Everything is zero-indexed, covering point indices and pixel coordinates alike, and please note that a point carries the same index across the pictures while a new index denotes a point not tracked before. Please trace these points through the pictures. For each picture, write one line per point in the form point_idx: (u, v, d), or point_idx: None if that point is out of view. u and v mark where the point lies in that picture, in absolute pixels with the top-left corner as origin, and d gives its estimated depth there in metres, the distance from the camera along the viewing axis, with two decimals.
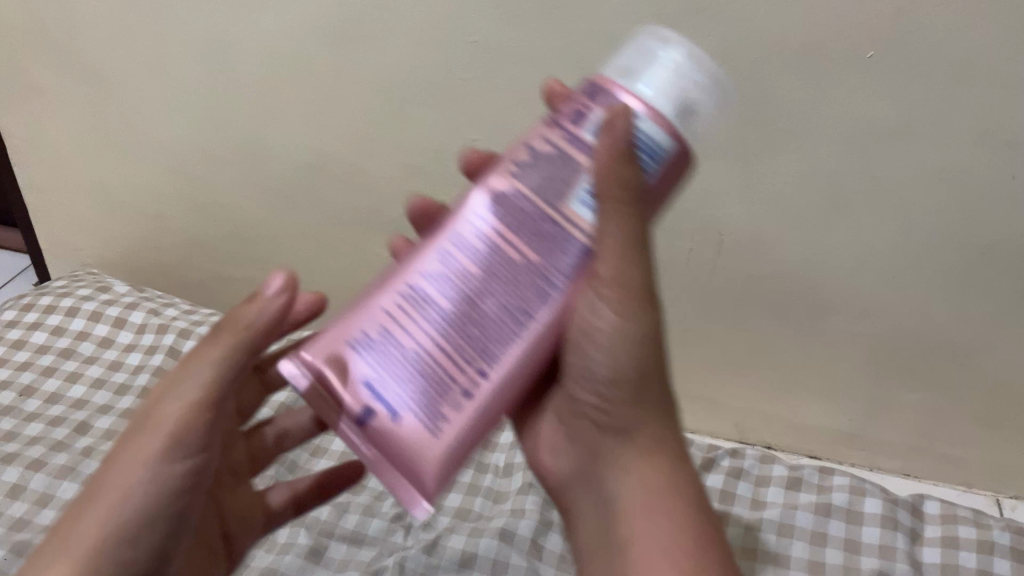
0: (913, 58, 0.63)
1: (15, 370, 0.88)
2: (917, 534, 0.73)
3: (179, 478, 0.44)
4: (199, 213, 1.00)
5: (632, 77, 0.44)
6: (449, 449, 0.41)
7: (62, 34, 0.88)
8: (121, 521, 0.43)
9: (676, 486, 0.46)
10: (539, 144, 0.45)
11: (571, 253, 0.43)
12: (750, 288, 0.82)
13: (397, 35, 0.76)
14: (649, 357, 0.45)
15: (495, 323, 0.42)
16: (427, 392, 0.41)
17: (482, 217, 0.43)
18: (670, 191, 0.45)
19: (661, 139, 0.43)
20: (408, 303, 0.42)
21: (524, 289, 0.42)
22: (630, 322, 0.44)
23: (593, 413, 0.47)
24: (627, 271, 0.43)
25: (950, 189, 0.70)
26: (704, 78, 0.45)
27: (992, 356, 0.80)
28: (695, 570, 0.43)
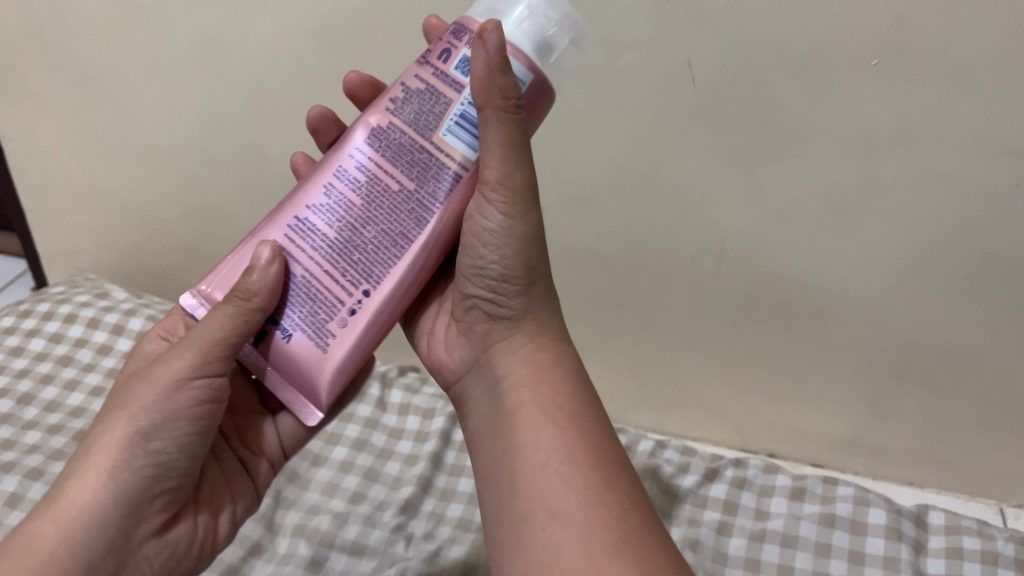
0: (916, 64, 0.63)
1: (14, 377, 0.87)
2: (921, 545, 0.73)
3: (189, 408, 0.50)
4: (196, 217, 0.99)
5: (497, 14, 0.46)
6: (338, 359, 0.47)
7: (59, 38, 0.87)
8: (131, 443, 0.49)
9: (557, 368, 0.49)
10: (411, 81, 0.48)
11: (445, 182, 0.47)
12: (752, 294, 0.82)
13: (396, 39, 0.75)
14: (535, 253, 0.49)
15: (376, 246, 0.47)
16: (316, 312, 0.47)
17: (361, 151, 0.47)
18: (537, 115, 0.48)
19: (520, 73, 0.45)
20: (299, 232, 0.48)
21: (403, 218, 0.47)
22: (518, 221, 0.48)
23: (485, 306, 0.51)
24: (512, 170, 0.46)
25: (953, 197, 0.69)
26: (556, 15, 0.47)
27: (995, 363, 0.79)
28: (574, 431, 0.46)
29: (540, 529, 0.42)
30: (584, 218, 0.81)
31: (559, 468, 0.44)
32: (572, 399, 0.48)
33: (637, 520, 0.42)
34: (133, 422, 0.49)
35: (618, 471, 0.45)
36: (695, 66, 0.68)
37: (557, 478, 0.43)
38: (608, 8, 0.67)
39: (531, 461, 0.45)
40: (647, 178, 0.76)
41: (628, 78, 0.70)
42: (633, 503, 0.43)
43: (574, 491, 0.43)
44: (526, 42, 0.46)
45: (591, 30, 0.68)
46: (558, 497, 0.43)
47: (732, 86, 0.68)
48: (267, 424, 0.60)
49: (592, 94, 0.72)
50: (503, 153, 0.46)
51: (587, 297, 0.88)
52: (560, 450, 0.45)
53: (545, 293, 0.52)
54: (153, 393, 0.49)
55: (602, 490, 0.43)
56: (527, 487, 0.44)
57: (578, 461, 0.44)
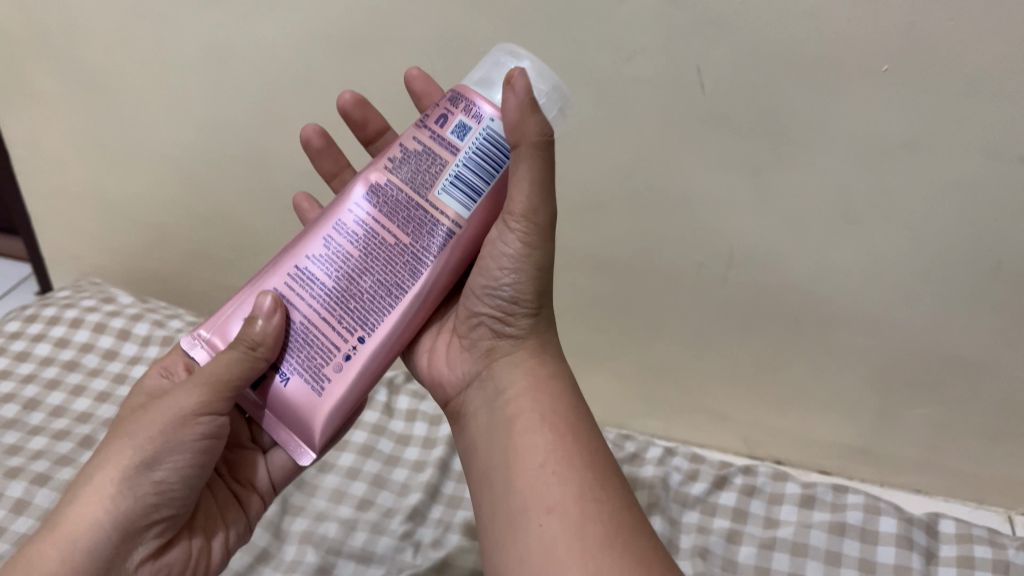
0: (926, 72, 0.63)
1: (20, 382, 0.87)
2: (932, 553, 0.72)
3: (195, 439, 0.50)
4: (202, 222, 0.99)
5: (491, 86, 0.49)
6: (332, 403, 0.49)
7: (65, 43, 0.87)
8: (136, 471, 0.49)
9: (556, 384, 0.53)
10: (410, 143, 0.50)
11: (438, 237, 0.49)
12: (759, 301, 0.81)
13: (403, 45, 0.75)
14: (543, 279, 0.53)
15: (372, 295, 0.49)
16: (313, 357, 0.49)
17: (360, 206, 0.50)
18: None
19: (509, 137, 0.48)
20: (299, 282, 0.50)
21: (398, 269, 0.49)
22: (535, 249, 0.50)
23: (492, 322, 0.54)
24: (539, 205, 0.49)
25: (962, 204, 0.69)
26: (546, 85, 0.49)
27: (1004, 373, 0.79)
28: (574, 439, 0.50)
29: (537, 520, 0.46)
30: (591, 225, 0.81)
31: (556, 467, 0.48)
32: (570, 412, 0.51)
33: (626, 517, 0.46)
34: (138, 452, 0.49)
35: (610, 474, 0.49)
36: (705, 73, 0.68)
37: (553, 475, 0.47)
38: (617, 15, 0.67)
39: (530, 458, 0.48)
40: (655, 186, 0.76)
41: (637, 85, 0.70)
42: (622, 502, 0.47)
43: (569, 487, 0.47)
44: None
45: (601, 37, 0.68)
46: (555, 493, 0.46)
47: (741, 93, 0.68)
48: (258, 459, 0.60)
49: (600, 101, 0.72)
50: (530, 193, 0.48)
51: (594, 304, 0.88)
52: (558, 452, 0.48)
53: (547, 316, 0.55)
54: (159, 425, 0.49)
55: (595, 489, 0.47)
56: (528, 487, 0.47)
57: (575, 462, 0.48)
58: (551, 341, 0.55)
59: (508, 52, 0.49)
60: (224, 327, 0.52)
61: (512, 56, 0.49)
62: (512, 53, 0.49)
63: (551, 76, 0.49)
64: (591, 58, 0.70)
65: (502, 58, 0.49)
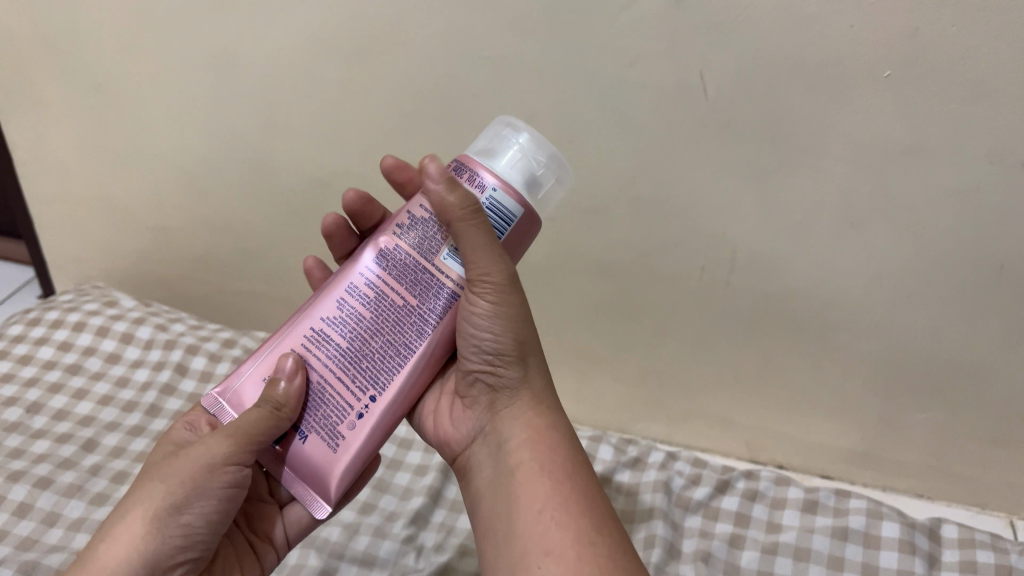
0: (928, 77, 0.63)
1: (22, 385, 0.87)
2: (935, 558, 0.72)
3: (225, 486, 0.49)
4: (204, 226, 0.99)
5: (495, 155, 0.51)
6: (346, 461, 0.49)
7: (68, 47, 0.87)
8: (166, 512, 0.48)
9: (553, 436, 0.52)
10: (416, 209, 0.51)
11: (442, 299, 0.50)
12: (762, 306, 0.82)
13: (406, 50, 0.75)
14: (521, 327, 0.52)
15: (382, 356, 0.50)
16: (327, 417, 0.49)
17: (371, 269, 0.50)
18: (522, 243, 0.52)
19: (512, 207, 0.49)
20: (314, 344, 0.50)
21: (407, 329, 0.50)
22: (510, 297, 0.50)
23: (485, 377, 0.54)
24: (500, 264, 0.49)
25: (965, 209, 0.69)
26: (544, 156, 0.51)
27: (1007, 378, 0.79)
28: (572, 487, 0.49)
29: (536, 566, 0.45)
30: (594, 230, 0.81)
31: (554, 513, 0.47)
32: (569, 459, 0.51)
33: (624, 559, 0.46)
34: (167, 496, 0.48)
35: (607, 519, 0.48)
36: (707, 77, 0.68)
37: (550, 522, 0.47)
38: (619, 20, 0.67)
39: (528, 507, 0.48)
40: (658, 191, 0.76)
41: (640, 90, 0.70)
42: (621, 547, 0.47)
43: (567, 532, 0.46)
44: (519, 181, 0.50)
45: (604, 42, 0.68)
46: (553, 539, 0.46)
47: (744, 98, 0.68)
48: (276, 514, 0.59)
49: (602, 106, 0.72)
50: (488, 256, 0.49)
51: (597, 309, 0.88)
52: (555, 500, 0.48)
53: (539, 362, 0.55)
54: (190, 470, 0.49)
55: (592, 534, 0.46)
56: (526, 537, 0.47)
57: (572, 508, 0.48)
58: (547, 385, 0.55)
59: (507, 124, 0.51)
60: (239, 393, 0.51)
61: (511, 127, 0.51)
62: (511, 124, 0.51)
63: (549, 146, 0.51)
64: (594, 63, 0.70)
65: (501, 128, 0.51)
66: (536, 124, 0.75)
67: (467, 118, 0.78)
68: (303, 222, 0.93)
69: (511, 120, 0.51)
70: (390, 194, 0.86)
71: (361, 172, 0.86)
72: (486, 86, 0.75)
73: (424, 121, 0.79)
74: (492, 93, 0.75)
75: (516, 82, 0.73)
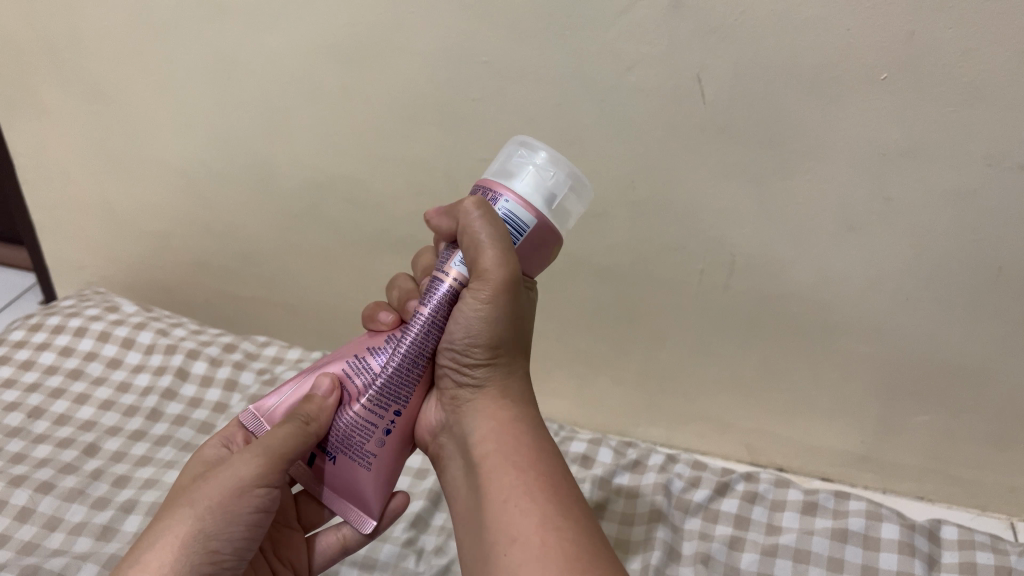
0: (924, 81, 0.63)
1: (25, 391, 0.87)
2: (935, 560, 0.72)
3: (252, 511, 0.49)
4: (205, 232, 0.99)
5: (509, 174, 0.50)
6: (377, 475, 0.51)
7: (70, 54, 0.87)
8: (194, 537, 0.48)
9: (521, 427, 0.51)
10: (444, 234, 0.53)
11: (439, 293, 0.51)
12: (761, 310, 0.82)
13: (405, 55, 0.75)
14: (496, 324, 0.50)
15: (401, 373, 0.50)
16: (355, 437, 0.50)
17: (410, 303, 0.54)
18: (541, 255, 0.51)
19: (526, 220, 0.48)
20: (353, 366, 0.51)
21: (424, 340, 0.51)
22: (493, 293, 0.48)
23: (454, 372, 0.52)
24: (505, 259, 0.48)
25: (963, 212, 0.69)
26: (562, 172, 0.50)
27: (1006, 379, 0.79)
28: (541, 475, 0.47)
29: (502, 554, 0.43)
30: (594, 235, 0.81)
31: (519, 501, 0.46)
32: (534, 450, 0.49)
33: (590, 545, 0.43)
34: (196, 521, 0.48)
35: (574, 503, 0.46)
36: (706, 81, 0.68)
37: (516, 508, 0.45)
38: (616, 25, 0.67)
39: (495, 495, 0.47)
40: (657, 194, 0.76)
41: (639, 94, 0.71)
42: (587, 532, 0.44)
43: (532, 518, 0.44)
44: (534, 195, 0.49)
45: (603, 46, 0.69)
46: (518, 527, 0.44)
47: (743, 102, 0.68)
48: (302, 543, 0.60)
49: (601, 110, 0.73)
50: (492, 249, 0.48)
51: (597, 312, 0.88)
52: (521, 488, 0.46)
53: (512, 356, 0.53)
54: (218, 494, 0.49)
55: (557, 519, 0.44)
56: (492, 526, 0.46)
57: (537, 495, 0.46)
58: (523, 378, 0.54)
59: (522, 144, 0.51)
60: (275, 416, 0.53)
61: (524, 145, 0.51)
62: (524, 143, 0.51)
63: (567, 163, 0.50)
64: (593, 68, 0.70)
65: (515, 148, 0.51)
66: (535, 128, 0.76)
67: (466, 123, 0.78)
68: (304, 228, 0.94)
69: (524, 139, 0.51)
70: (390, 200, 0.87)
71: (361, 177, 0.86)
72: (484, 90, 0.75)
73: (422, 125, 0.80)
74: (490, 97, 0.75)
75: (515, 86, 0.74)
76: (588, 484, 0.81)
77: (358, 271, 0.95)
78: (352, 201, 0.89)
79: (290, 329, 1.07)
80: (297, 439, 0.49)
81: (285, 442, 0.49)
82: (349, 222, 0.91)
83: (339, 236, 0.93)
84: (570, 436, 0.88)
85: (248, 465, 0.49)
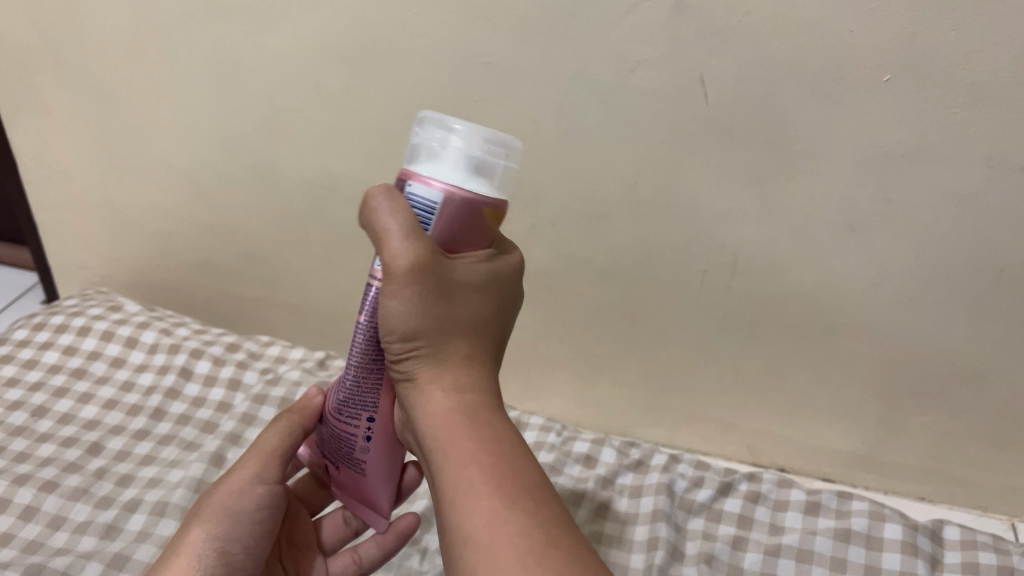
0: (926, 83, 0.63)
1: (28, 390, 0.87)
2: (937, 560, 0.72)
3: (256, 511, 0.53)
4: (207, 231, 0.99)
5: (413, 156, 0.45)
6: (375, 476, 0.51)
7: (74, 53, 0.88)
8: (207, 541, 0.51)
9: (463, 416, 0.45)
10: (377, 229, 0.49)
11: (368, 297, 0.47)
12: (763, 311, 0.82)
13: (409, 55, 0.76)
14: (418, 313, 0.45)
15: (359, 380, 0.49)
16: (344, 444, 0.51)
17: None
18: (464, 226, 0.45)
19: (430, 200, 0.44)
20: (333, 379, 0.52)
21: (362, 342, 0.48)
22: (405, 283, 0.44)
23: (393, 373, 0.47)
24: (410, 246, 0.44)
25: (963, 213, 0.69)
26: (458, 135, 0.43)
27: (1007, 379, 0.79)
28: (486, 464, 0.42)
29: (458, 560, 0.40)
30: (596, 236, 0.82)
31: (465, 500, 0.41)
32: (477, 437, 0.43)
33: (545, 533, 0.39)
34: (204, 526, 0.51)
35: (524, 492, 0.41)
36: (708, 82, 0.68)
37: (465, 509, 0.40)
38: (620, 26, 0.68)
39: (446, 501, 0.42)
40: (659, 195, 0.77)
41: (640, 95, 0.71)
42: (531, 513, 0.40)
43: (479, 517, 0.40)
44: (434, 172, 0.44)
45: (606, 47, 0.69)
46: (468, 526, 0.40)
47: (745, 102, 0.69)
48: (317, 562, 0.60)
49: (604, 111, 0.73)
50: (396, 237, 0.44)
51: (598, 313, 0.89)
52: (466, 485, 0.41)
53: (458, 344, 0.47)
54: (221, 500, 0.52)
55: (506, 512, 0.40)
56: (449, 535, 0.41)
57: (480, 490, 0.41)
58: (477, 365, 0.48)
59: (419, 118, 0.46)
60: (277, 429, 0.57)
61: (419, 118, 0.45)
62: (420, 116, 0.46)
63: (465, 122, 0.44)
64: (596, 69, 0.71)
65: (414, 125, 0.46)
66: (538, 128, 0.76)
67: None
68: (306, 227, 0.94)
69: (418, 112, 0.45)
70: None
71: (363, 177, 0.86)
72: (487, 90, 0.75)
73: None
74: (493, 98, 0.75)
75: (518, 87, 0.74)
76: (592, 483, 0.81)
77: (359, 270, 0.95)
78: (354, 201, 0.89)
79: (290, 330, 1.07)
80: (286, 437, 0.53)
81: (277, 441, 0.53)
82: (351, 222, 0.91)
83: (340, 235, 0.93)
84: (573, 436, 0.88)
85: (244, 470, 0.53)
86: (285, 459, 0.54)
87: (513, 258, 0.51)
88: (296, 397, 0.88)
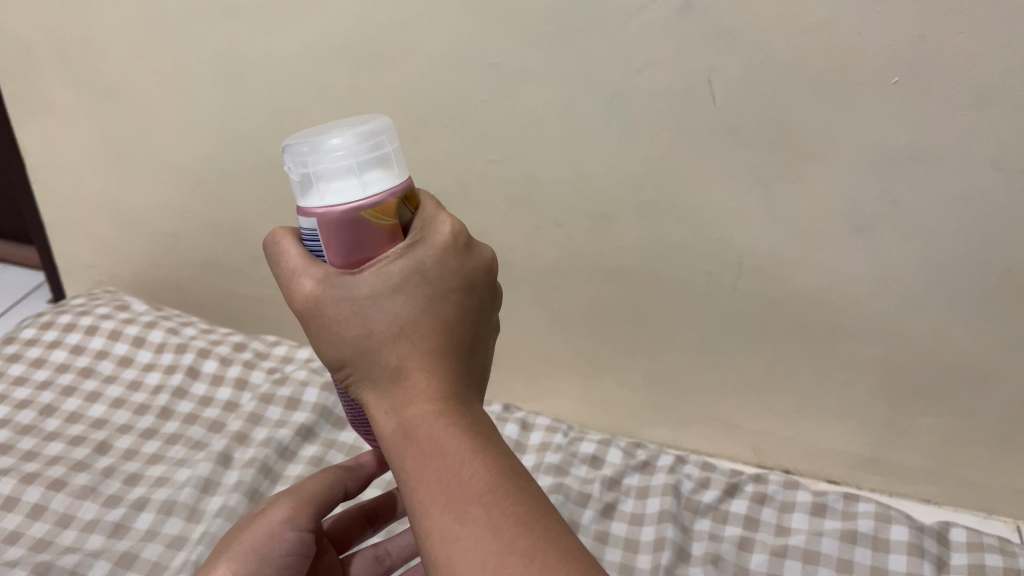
0: (933, 84, 0.63)
1: (37, 388, 0.87)
2: (943, 562, 0.72)
3: (284, 555, 0.52)
4: (213, 231, 1.00)
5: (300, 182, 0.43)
6: None
7: (83, 54, 0.88)
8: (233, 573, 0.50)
9: (402, 435, 0.39)
10: None
11: None
12: (770, 312, 0.82)
13: (415, 56, 0.76)
14: (331, 342, 0.41)
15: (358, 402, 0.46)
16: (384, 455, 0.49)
17: None
18: (360, 237, 0.41)
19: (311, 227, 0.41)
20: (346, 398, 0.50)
21: None
22: (307, 319, 0.41)
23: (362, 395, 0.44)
24: (301, 282, 0.41)
25: (970, 214, 0.69)
26: (318, 151, 0.40)
27: (1012, 381, 0.79)
28: (424, 483, 0.37)
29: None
30: (602, 237, 0.82)
31: (419, 521, 0.37)
32: (413, 457, 0.38)
33: (494, 543, 0.35)
34: (230, 562, 0.50)
35: (466, 503, 0.36)
36: (716, 83, 0.68)
37: (422, 530, 0.37)
38: (627, 28, 0.68)
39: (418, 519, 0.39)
40: (666, 195, 0.77)
41: (646, 96, 0.71)
42: (495, 526, 0.35)
43: (432, 537, 0.36)
44: (308, 196, 0.41)
45: (612, 48, 0.69)
46: (428, 549, 0.37)
47: (752, 103, 0.69)
48: None
49: (611, 112, 0.73)
50: (290, 277, 0.42)
51: (604, 314, 0.89)
52: (416, 507, 0.38)
53: (394, 355, 0.40)
54: (251, 539, 0.52)
55: (455, 526, 0.36)
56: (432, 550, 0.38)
57: (427, 510, 0.37)
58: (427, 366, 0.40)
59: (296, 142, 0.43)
60: None
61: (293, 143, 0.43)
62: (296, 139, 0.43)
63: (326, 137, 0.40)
64: (602, 70, 0.71)
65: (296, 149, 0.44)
66: (544, 129, 0.76)
67: (474, 124, 0.78)
68: None
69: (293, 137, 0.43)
70: None
71: None
72: (494, 91, 0.75)
73: (431, 125, 0.80)
74: (499, 99, 0.76)
75: (525, 88, 0.74)
76: (599, 484, 0.81)
77: None
78: None
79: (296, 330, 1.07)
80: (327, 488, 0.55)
81: (318, 489, 0.55)
82: None
83: None
84: (580, 437, 0.89)
85: (277, 512, 0.53)
86: (320, 512, 0.55)
87: (439, 238, 0.42)
88: (303, 397, 0.88)
